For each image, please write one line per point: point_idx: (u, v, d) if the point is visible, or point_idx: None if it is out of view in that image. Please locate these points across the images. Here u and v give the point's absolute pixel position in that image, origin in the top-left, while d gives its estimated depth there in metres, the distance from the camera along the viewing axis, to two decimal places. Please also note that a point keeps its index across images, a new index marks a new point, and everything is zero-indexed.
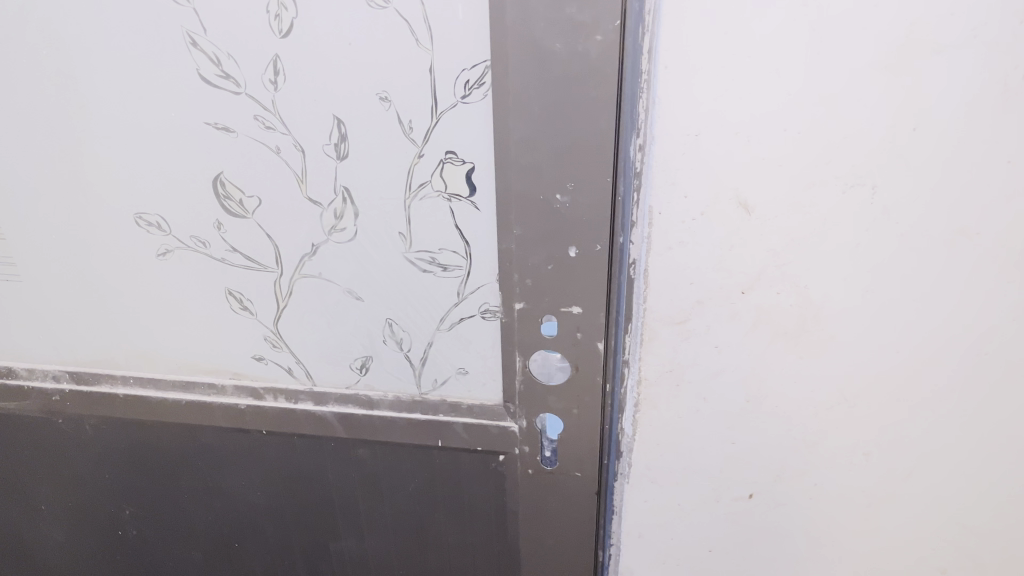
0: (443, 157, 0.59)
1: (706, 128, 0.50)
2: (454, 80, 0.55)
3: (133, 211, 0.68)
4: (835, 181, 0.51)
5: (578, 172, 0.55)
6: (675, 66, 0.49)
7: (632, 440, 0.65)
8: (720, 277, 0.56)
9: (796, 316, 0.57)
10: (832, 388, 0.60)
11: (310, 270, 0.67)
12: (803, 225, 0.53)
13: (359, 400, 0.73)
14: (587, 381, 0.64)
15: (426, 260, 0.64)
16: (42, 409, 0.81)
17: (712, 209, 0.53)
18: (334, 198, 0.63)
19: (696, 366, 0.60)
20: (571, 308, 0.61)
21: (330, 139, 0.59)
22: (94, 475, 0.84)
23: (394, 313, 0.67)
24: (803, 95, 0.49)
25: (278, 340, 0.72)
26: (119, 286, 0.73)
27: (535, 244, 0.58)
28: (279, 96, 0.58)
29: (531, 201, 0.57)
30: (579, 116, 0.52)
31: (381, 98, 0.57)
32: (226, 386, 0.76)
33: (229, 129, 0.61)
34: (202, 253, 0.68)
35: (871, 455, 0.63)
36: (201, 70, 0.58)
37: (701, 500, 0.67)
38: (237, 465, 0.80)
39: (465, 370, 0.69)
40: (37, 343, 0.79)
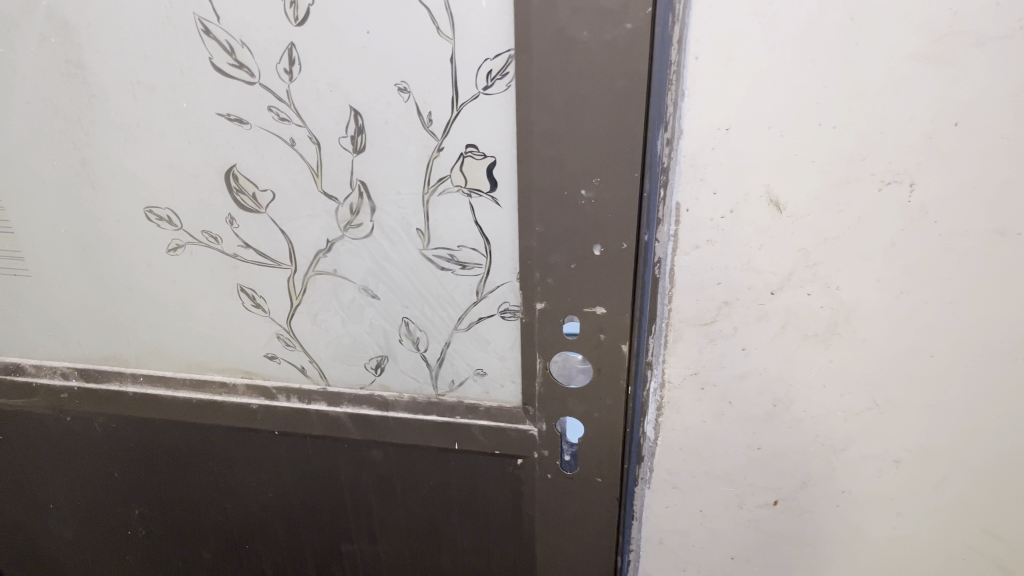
0: (464, 151, 0.57)
1: (737, 122, 0.48)
2: (476, 70, 0.53)
3: (143, 205, 0.66)
4: (871, 177, 0.49)
5: (604, 167, 0.53)
6: (706, 56, 0.47)
7: (654, 445, 0.63)
8: (749, 277, 0.54)
9: (827, 319, 0.55)
10: (863, 393, 0.58)
11: (324, 266, 0.66)
12: (836, 224, 0.51)
13: (373, 401, 0.72)
14: (609, 383, 0.63)
15: (444, 257, 0.62)
16: (50, 407, 0.79)
17: (742, 206, 0.51)
18: (349, 193, 0.61)
19: (723, 369, 0.58)
20: (595, 309, 0.60)
21: (347, 131, 0.58)
22: (102, 474, 0.83)
23: (411, 311, 0.66)
24: (840, 87, 0.46)
25: (292, 339, 0.71)
26: (128, 282, 0.72)
27: (558, 241, 0.57)
28: (295, 86, 0.57)
29: (554, 197, 0.55)
30: (606, 108, 0.51)
31: (399, 88, 0.55)
32: (237, 386, 0.75)
33: (242, 120, 0.59)
34: (214, 249, 0.67)
35: (902, 463, 0.61)
36: (214, 59, 0.57)
37: (723, 507, 0.65)
38: (247, 466, 0.78)
39: (483, 371, 0.68)
40: (45, 340, 0.78)
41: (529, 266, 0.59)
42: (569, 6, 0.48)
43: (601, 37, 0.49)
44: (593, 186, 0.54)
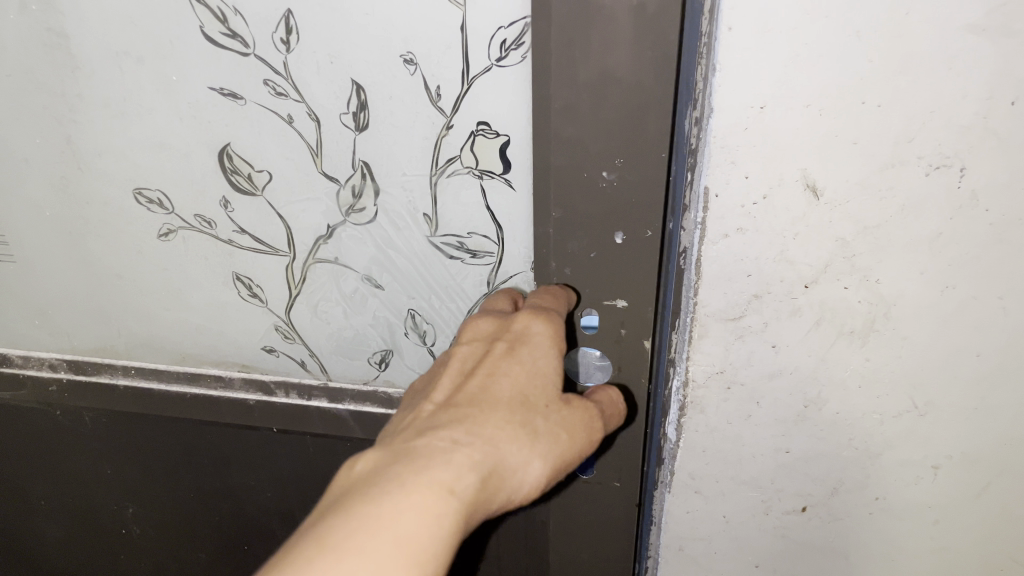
0: (475, 129, 0.53)
1: (772, 99, 0.44)
2: (489, 41, 0.49)
3: (133, 187, 0.64)
4: (918, 161, 0.45)
5: (630, 144, 0.48)
6: (740, 27, 0.42)
7: (675, 448, 0.60)
8: (781, 268, 0.50)
9: (864, 314, 0.51)
10: (901, 394, 0.54)
11: (325, 254, 0.63)
12: (878, 212, 0.47)
13: (378, 397, 0.70)
14: (630, 381, 0.59)
15: (454, 245, 0.59)
16: (37, 399, 0.77)
17: (775, 190, 0.47)
18: (352, 174, 0.58)
19: (751, 367, 0.54)
20: (616, 303, 0.56)
21: (349, 107, 0.54)
22: (95, 470, 0.80)
23: (417, 304, 0.64)
24: (887, 60, 0.42)
25: (290, 332, 0.69)
26: (119, 269, 0.70)
27: (577, 228, 0.53)
28: (292, 57, 0.53)
29: (574, 180, 0.51)
30: (632, 84, 0.46)
31: (406, 60, 0.51)
32: (234, 380, 0.73)
33: (237, 95, 0.56)
34: (208, 234, 0.64)
35: (941, 468, 0.57)
36: (205, 27, 0.53)
37: (749, 513, 0.62)
38: (245, 465, 0.75)
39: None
40: (33, 330, 0.76)
41: (545, 258, 0.56)
42: None
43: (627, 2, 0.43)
44: (617, 167, 0.50)
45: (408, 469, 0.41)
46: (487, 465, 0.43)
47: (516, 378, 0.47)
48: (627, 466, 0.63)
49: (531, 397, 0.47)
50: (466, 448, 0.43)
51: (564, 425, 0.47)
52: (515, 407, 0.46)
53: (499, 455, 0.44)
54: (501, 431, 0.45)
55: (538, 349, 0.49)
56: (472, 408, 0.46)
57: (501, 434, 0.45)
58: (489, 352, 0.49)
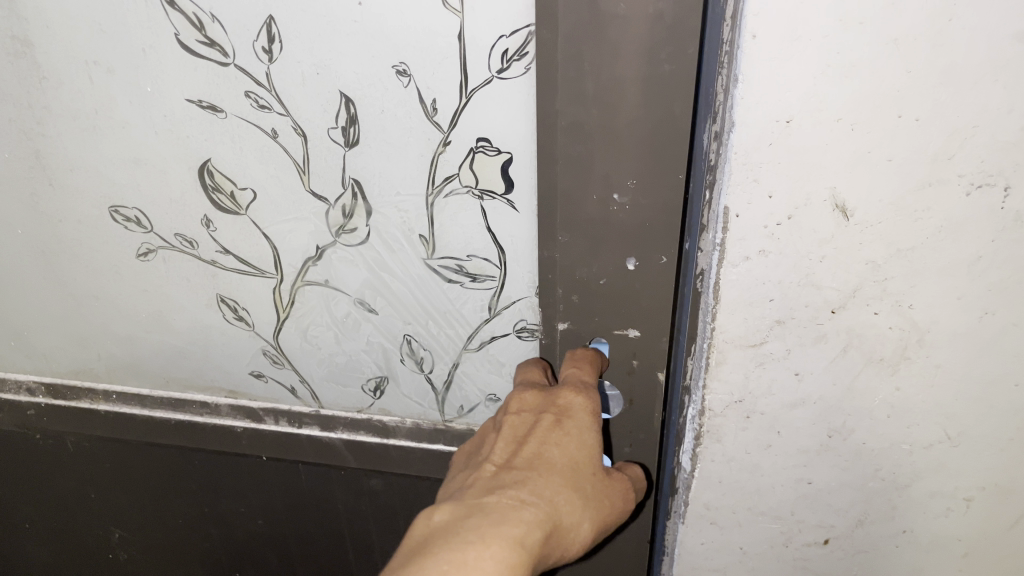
0: (474, 144, 0.50)
1: (800, 114, 0.40)
2: (489, 52, 0.46)
3: (109, 205, 0.61)
4: (958, 180, 0.41)
5: (644, 166, 0.45)
6: (765, 35, 0.38)
7: (689, 478, 0.56)
8: (807, 294, 0.46)
9: (894, 342, 0.47)
10: (932, 425, 0.50)
11: (315, 276, 0.61)
12: (912, 233, 0.43)
13: (372, 426, 0.69)
14: (641, 413, 0.56)
15: (452, 268, 0.57)
16: (17, 423, 0.78)
17: (802, 211, 0.43)
18: (342, 193, 0.55)
19: (772, 397, 0.51)
20: (628, 332, 0.52)
21: (337, 121, 0.51)
22: (79, 496, 0.81)
23: (413, 329, 0.62)
24: (924, 74, 0.38)
25: (279, 357, 0.67)
26: (97, 290, 0.68)
27: (585, 254, 0.49)
28: (275, 67, 0.50)
29: (582, 201, 0.47)
30: (647, 98, 0.42)
31: (398, 71, 0.48)
32: (220, 406, 0.72)
33: (216, 108, 0.53)
34: (190, 253, 0.62)
35: (974, 501, 0.54)
36: (180, 35, 0.50)
37: (766, 545, 0.58)
38: (234, 493, 0.75)
39: (495, 397, 0.64)
40: (12, 353, 0.76)
41: (551, 280, 0.52)
42: None
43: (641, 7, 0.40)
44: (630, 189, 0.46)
45: (480, 523, 0.43)
46: (549, 523, 0.44)
47: (567, 447, 0.48)
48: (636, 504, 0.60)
49: (582, 464, 0.48)
50: (531, 507, 0.45)
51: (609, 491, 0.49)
52: (571, 471, 0.47)
53: (559, 514, 0.45)
54: (560, 491, 0.46)
55: (584, 422, 0.49)
56: (531, 469, 0.47)
57: (560, 497, 0.46)
58: (537, 422, 0.49)
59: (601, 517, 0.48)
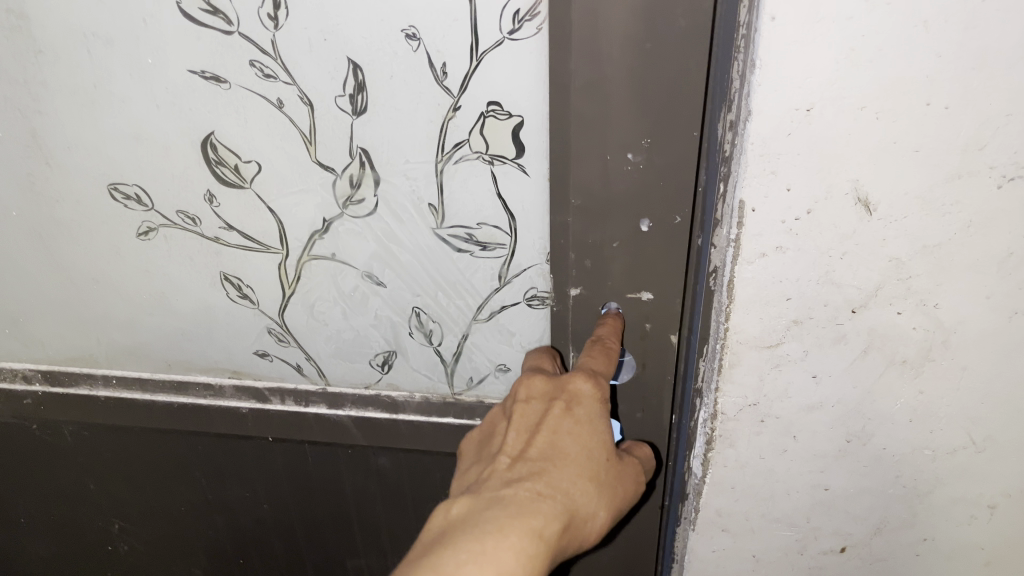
0: (485, 109, 0.48)
1: (821, 100, 0.38)
2: (501, 11, 0.44)
3: (107, 183, 0.59)
4: (990, 172, 0.39)
5: (659, 123, 0.43)
6: (787, 16, 0.36)
7: (700, 483, 0.54)
8: (826, 292, 0.44)
9: (919, 343, 0.45)
10: (958, 428, 0.48)
11: (321, 250, 0.58)
12: (940, 228, 0.41)
13: (381, 402, 0.66)
14: (654, 380, 0.54)
15: (462, 237, 0.54)
16: (14, 414, 0.75)
17: (821, 205, 0.41)
18: (349, 162, 0.53)
19: (786, 401, 0.48)
20: (640, 295, 0.51)
21: (345, 89, 0.49)
22: (78, 486, 0.79)
23: (422, 301, 0.59)
24: (956, 58, 0.36)
25: (285, 335, 0.64)
26: (97, 272, 0.65)
27: (598, 217, 0.48)
28: (282, 34, 0.47)
29: (594, 159, 0.45)
30: (662, 57, 0.41)
31: (407, 35, 0.46)
32: (224, 387, 0.69)
33: (220, 79, 0.50)
34: (192, 233, 0.60)
35: (998, 507, 0.51)
36: (182, 3, 0.48)
37: (781, 553, 0.56)
38: (238, 478, 0.74)
39: (505, 366, 0.62)
40: (6, 340, 0.73)
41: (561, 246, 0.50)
42: None
43: None
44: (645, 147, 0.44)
45: (500, 519, 0.41)
46: (567, 516, 0.42)
47: (580, 435, 0.46)
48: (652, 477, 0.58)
49: (595, 451, 0.46)
50: (550, 500, 0.43)
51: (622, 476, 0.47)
52: (586, 459, 0.45)
53: (577, 506, 0.43)
54: (576, 482, 0.44)
55: (596, 409, 0.46)
56: (546, 459, 0.45)
57: (576, 487, 0.44)
58: (549, 408, 0.47)
59: (617, 505, 0.46)
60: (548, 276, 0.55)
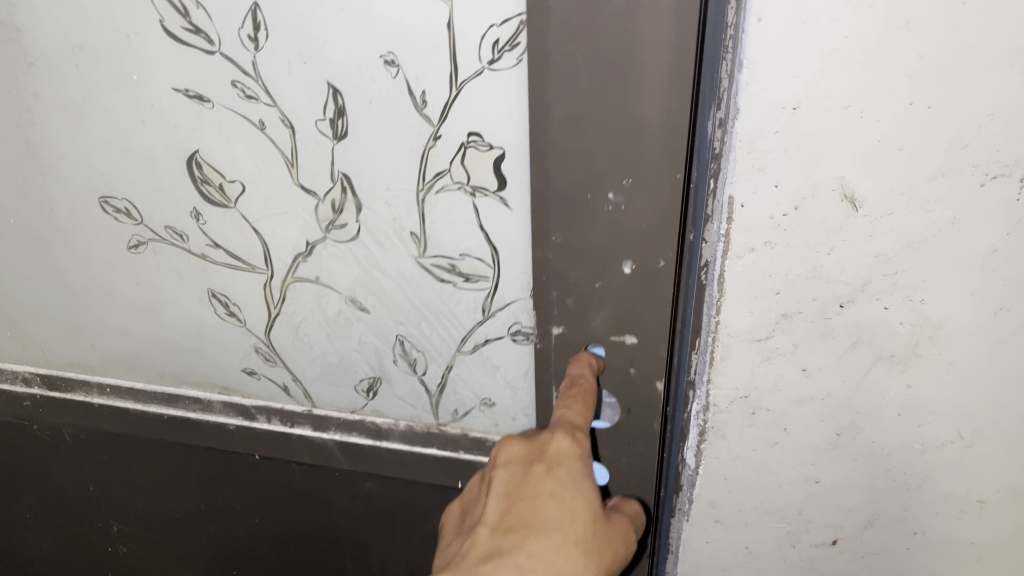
0: (466, 140, 0.49)
1: (808, 100, 0.39)
2: (480, 41, 0.44)
3: (99, 196, 0.62)
4: (973, 170, 0.40)
5: (637, 164, 0.44)
6: (771, 19, 0.37)
7: (694, 474, 0.55)
8: (815, 287, 0.45)
9: (907, 337, 0.46)
10: (946, 423, 0.49)
11: (305, 273, 0.60)
12: (925, 225, 0.42)
13: (365, 428, 0.69)
14: (640, 424, 0.55)
15: (445, 268, 0.56)
16: (14, 414, 0.79)
17: (808, 202, 0.42)
18: (331, 187, 0.54)
19: (778, 394, 0.49)
20: (625, 338, 0.51)
21: (325, 113, 0.50)
22: (79, 488, 0.83)
23: (405, 330, 0.61)
24: (938, 58, 0.37)
25: (271, 355, 0.67)
26: (90, 283, 0.69)
27: (578, 258, 0.48)
28: (261, 56, 0.49)
29: (576, 200, 0.46)
30: (644, 94, 0.41)
31: (386, 61, 0.47)
32: (213, 402, 0.73)
33: (203, 98, 0.53)
34: (181, 248, 0.62)
35: (987, 503, 0.52)
36: (165, 22, 0.50)
37: (773, 544, 0.57)
38: (230, 490, 0.77)
39: (490, 401, 0.63)
40: (6, 343, 0.77)
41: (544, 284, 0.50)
42: None
43: None
44: (625, 187, 0.45)
45: None
46: None
47: (556, 506, 0.51)
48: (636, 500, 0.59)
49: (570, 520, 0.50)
50: None
51: (605, 536, 0.51)
52: (562, 527, 0.50)
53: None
54: (552, 553, 0.50)
55: (570, 471, 0.50)
56: (523, 529, 0.52)
57: (552, 556, 0.50)
58: (528, 473, 0.52)
59: (601, 564, 0.51)
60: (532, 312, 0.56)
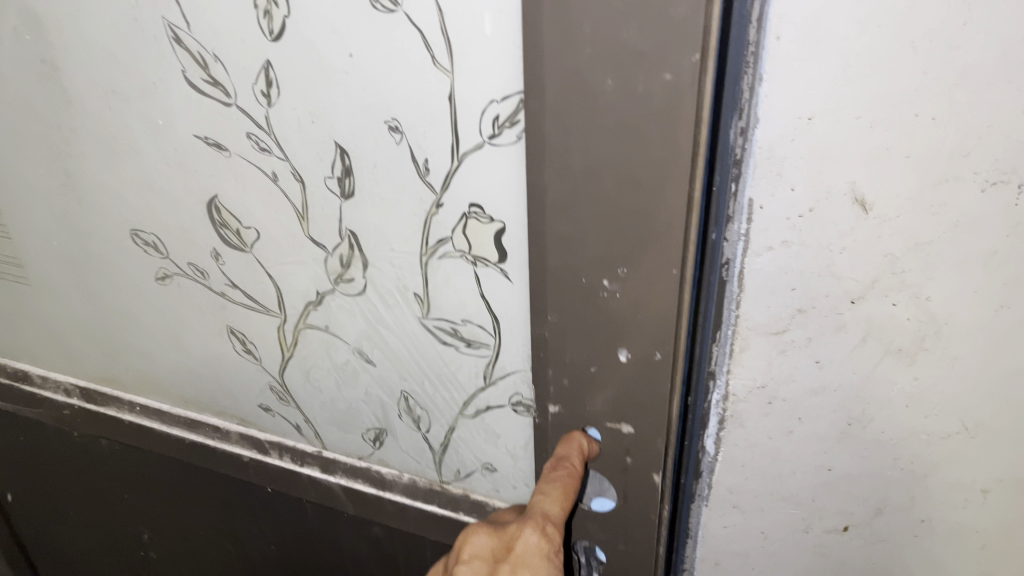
0: (469, 211, 0.58)
1: (821, 111, 0.43)
2: (483, 115, 0.52)
3: (131, 230, 0.79)
4: (974, 176, 0.43)
5: (627, 253, 0.48)
6: (789, 37, 0.41)
7: (714, 460, 0.59)
8: (828, 284, 0.49)
9: (913, 333, 0.49)
10: (950, 414, 0.52)
11: (317, 322, 0.74)
12: (931, 228, 0.45)
13: (370, 475, 0.84)
14: (637, 507, 0.61)
15: (448, 331, 0.67)
16: (53, 417, 1.01)
17: (821, 205, 0.46)
18: (340, 244, 0.66)
19: (793, 384, 0.53)
20: (622, 427, 0.57)
21: (333, 172, 0.61)
22: (120, 495, 1.06)
23: (408, 386, 0.74)
24: (942, 74, 0.41)
25: (284, 394, 0.83)
26: (126, 316, 0.88)
27: (575, 340, 0.54)
28: (272, 111, 0.60)
29: (574, 284, 0.51)
30: (639, 184, 0.45)
31: (392, 127, 0.56)
32: (231, 431, 0.91)
33: (221, 147, 0.66)
34: (203, 283, 0.78)
35: (990, 493, 0.55)
36: (187, 73, 0.62)
37: (787, 529, 0.61)
38: (249, 513, 0.95)
39: (490, 465, 0.76)
40: (52, 357, 0.99)
41: (543, 361, 0.57)
42: (591, 44, 0.42)
43: (631, 87, 0.42)
44: (619, 276, 0.49)
45: None
46: None
47: None
48: (636, 561, 0.65)
49: None
50: None
51: None
52: None
53: None
54: None
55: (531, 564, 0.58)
56: None
57: None
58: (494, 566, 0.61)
59: None
60: (528, 383, 0.66)
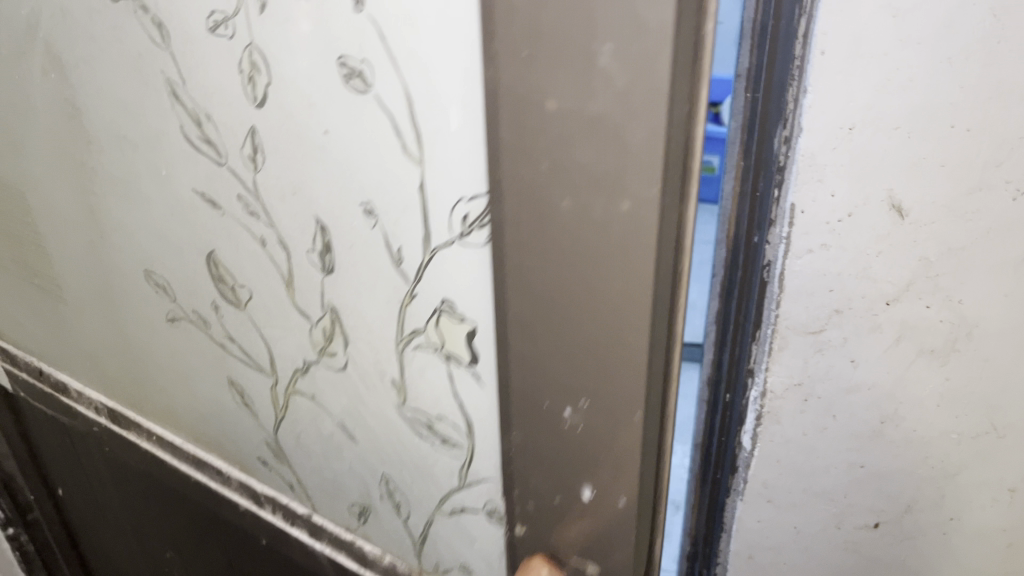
0: (441, 306, 0.60)
1: (862, 121, 0.46)
2: (453, 212, 0.55)
3: (144, 269, 0.88)
4: (1006, 186, 0.46)
5: (590, 391, 0.50)
6: (833, 52, 0.44)
7: (751, 457, 0.61)
8: (864, 285, 0.51)
9: (945, 335, 0.52)
10: (980, 415, 0.55)
11: (304, 389, 0.80)
12: (964, 233, 0.48)
13: (354, 552, 0.89)
14: None
15: (423, 424, 0.70)
16: (84, 424, 1.15)
17: (860, 210, 0.49)
18: (322, 317, 0.71)
19: (829, 382, 0.55)
20: (588, 564, 0.60)
21: (314, 247, 0.66)
22: (149, 509, 1.18)
23: (388, 470, 0.78)
24: (977, 88, 0.43)
25: (279, 452, 0.89)
26: (140, 349, 0.98)
27: (538, 465, 0.57)
28: (258, 176, 0.66)
29: (541, 409, 0.54)
30: (603, 316, 0.46)
31: (366, 211, 0.61)
32: (232, 479, 0.99)
33: (216, 203, 0.72)
34: (204, 329, 0.86)
35: (1018, 493, 0.57)
36: (185, 128, 0.70)
37: (820, 525, 0.63)
38: (253, 557, 1.04)
39: (466, 566, 0.78)
40: (83, 374, 1.11)
41: (512, 482, 0.61)
42: (553, 163, 0.43)
43: (594, 217, 0.43)
44: (581, 407, 0.52)
45: None
46: None
47: None
48: None
49: None
50: None
51: None
52: None
53: None
54: None
55: None
56: None
57: None
58: None
59: None
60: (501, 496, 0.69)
